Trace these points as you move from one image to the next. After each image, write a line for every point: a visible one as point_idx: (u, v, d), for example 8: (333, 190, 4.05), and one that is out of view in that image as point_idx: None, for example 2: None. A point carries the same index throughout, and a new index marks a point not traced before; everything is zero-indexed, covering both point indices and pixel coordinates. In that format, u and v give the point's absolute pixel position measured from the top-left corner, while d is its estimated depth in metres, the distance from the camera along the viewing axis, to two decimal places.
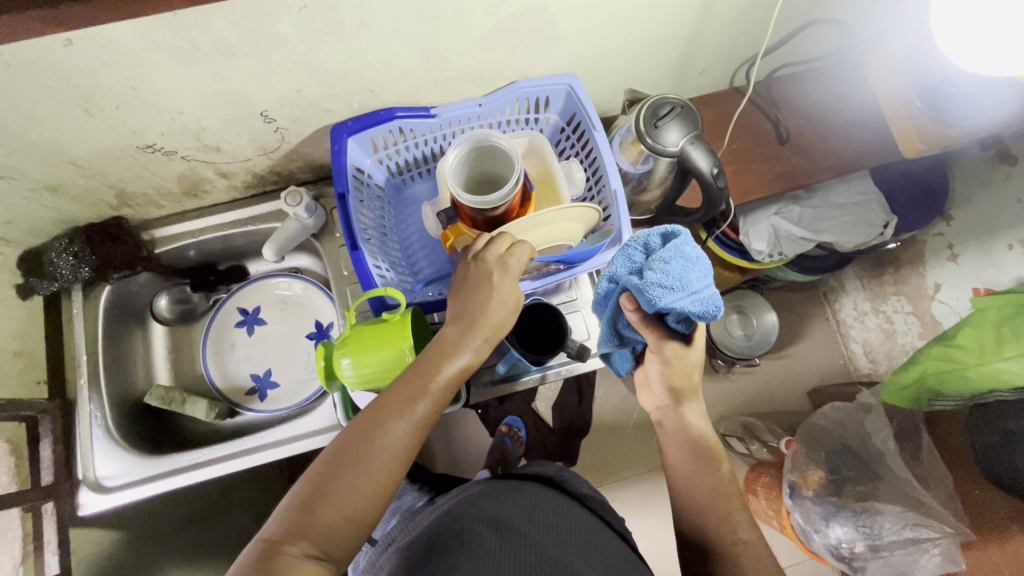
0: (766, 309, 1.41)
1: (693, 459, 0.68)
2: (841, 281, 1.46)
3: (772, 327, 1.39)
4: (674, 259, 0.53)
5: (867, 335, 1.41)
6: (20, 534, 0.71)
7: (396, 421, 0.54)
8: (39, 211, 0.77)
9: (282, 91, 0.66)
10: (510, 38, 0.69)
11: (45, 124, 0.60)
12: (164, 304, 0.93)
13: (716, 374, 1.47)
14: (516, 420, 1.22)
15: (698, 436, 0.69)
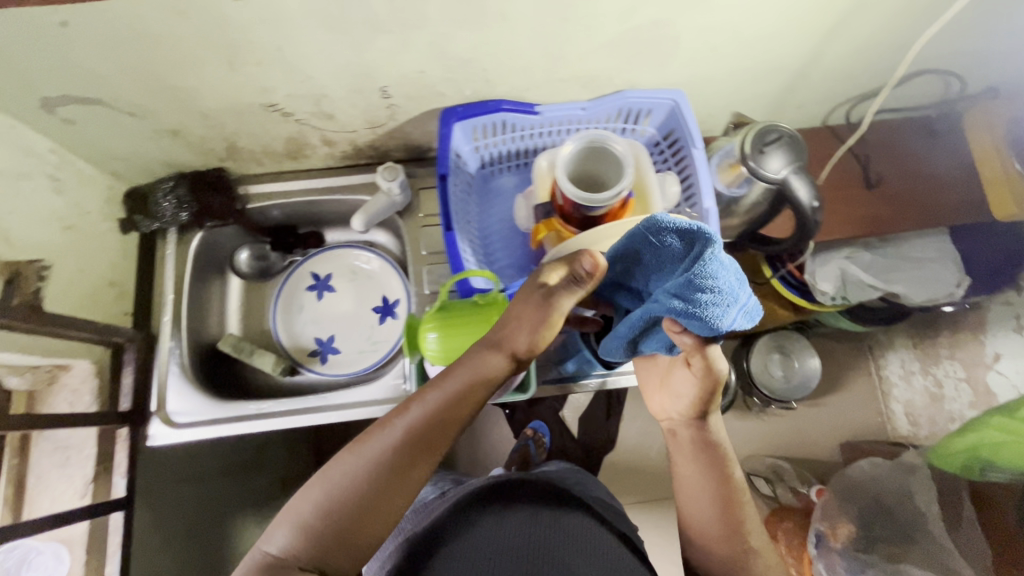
0: (809, 353, 1.39)
1: (708, 482, 0.62)
2: (890, 337, 1.43)
3: (814, 372, 1.37)
4: (720, 274, 0.47)
5: (912, 396, 1.38)
6: (94, 452, 0.75)
7: (398, 435, 0.52)
8: (154, 153, 0.81)
9: (407, 70, 0.69)
10: (630, 48, 0.70)
11: (188, 71, 0.64)
12: (244, 258, 0.98)
13: (748, 412, 1.44)
14: (541, 426, 1.26)
15: (716, 455, 0.63)
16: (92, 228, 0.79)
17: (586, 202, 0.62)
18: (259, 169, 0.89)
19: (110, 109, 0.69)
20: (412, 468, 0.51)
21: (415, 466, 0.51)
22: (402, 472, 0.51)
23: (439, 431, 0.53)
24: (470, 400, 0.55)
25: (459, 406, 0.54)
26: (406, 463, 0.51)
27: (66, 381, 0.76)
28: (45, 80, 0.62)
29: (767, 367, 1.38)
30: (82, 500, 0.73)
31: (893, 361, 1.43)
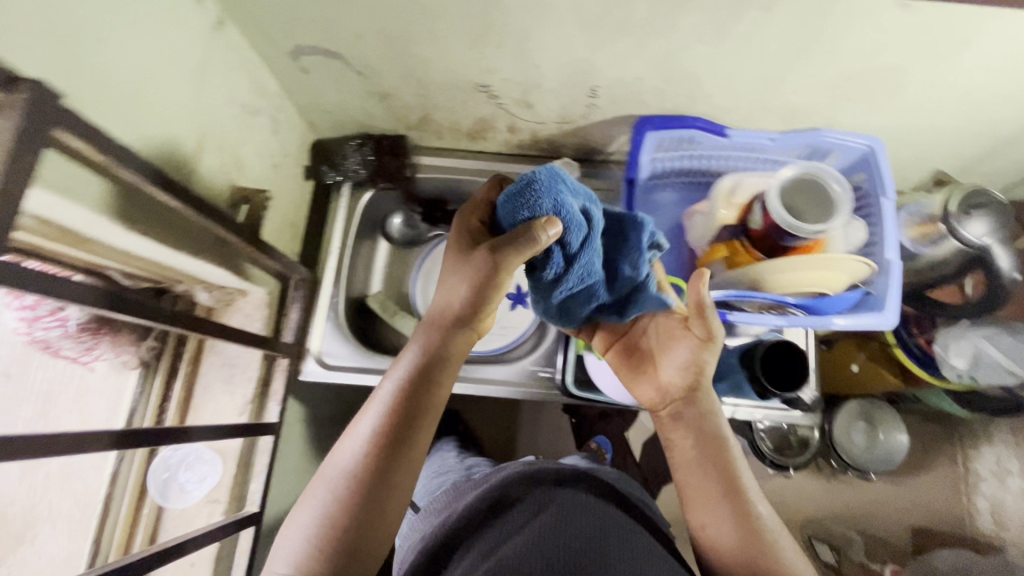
0: (900, 428, 1.33)
1: (709, 468, 0.61)
2: (988, 431, 1.36)
3: (900, 447, 1.30)
4: (597, 213, 0.55)
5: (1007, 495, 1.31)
6: (257, 376, 0.80)
7: (382, 415, 0.53)
8: (354, 112, 0.86)
9: (628, 74, 0.71)
10: (848, 89, 0.71)
11: (432, 43, 0.68)
12: (396, 224, 1.01)
13: (818, 474, 1.40)
14: (604, 442, 1.21)
15: (716, 437, 0.63)
16: (289, 170, 0.85)
17: (793, 227, 0.63)
18: (436, 142, 0.94)
19: (344, 65, 0.74)
20: (404, 444, 0.52)
21: (405, 441, 0.53)
22: (393, 452, 0.52)
23: (424, 399, 0.55)
24: (433, 361, 0.57)
25: (437, 370, 0.56)
26: (397, 442, 0.52)
27: (241, 305, 0.81)
28: (309, 30, 0.67)
29: (849, 431, 1.31)
30: (240, 417, 0.78)
31: (987, 455, 1.37)
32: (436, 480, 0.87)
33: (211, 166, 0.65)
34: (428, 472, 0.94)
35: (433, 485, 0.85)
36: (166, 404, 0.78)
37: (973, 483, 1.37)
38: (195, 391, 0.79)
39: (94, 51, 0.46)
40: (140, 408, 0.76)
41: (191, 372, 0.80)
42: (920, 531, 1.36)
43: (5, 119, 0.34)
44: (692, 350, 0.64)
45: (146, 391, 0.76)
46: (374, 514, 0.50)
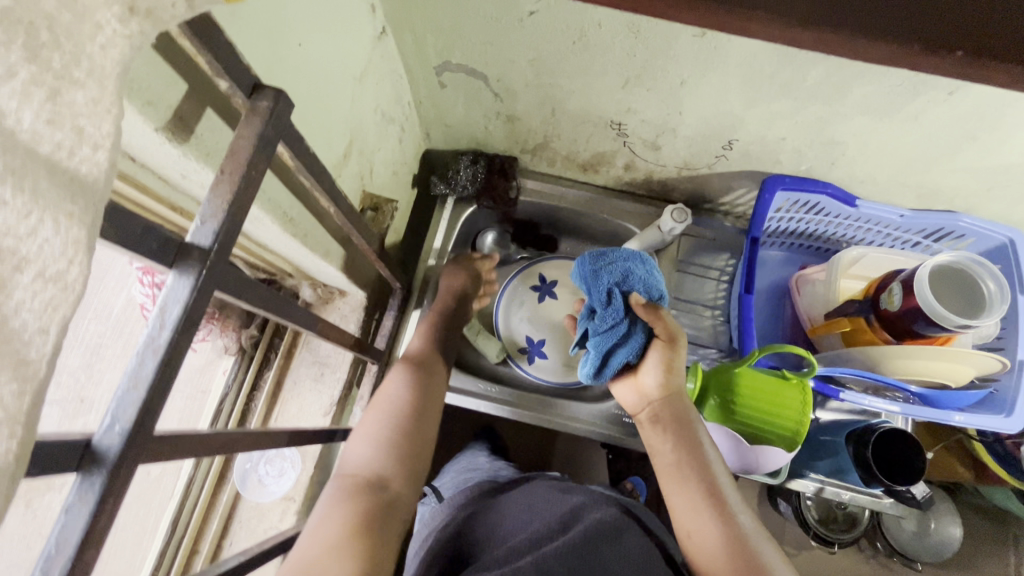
0: (955, 520, 1.27)
1: (678, 464, 0.58)
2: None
3: (953, 539, 1.25)
4: (634, 271, 0.63)
5: None
6: (345, 378, 0.80)
7: (364, 450, 0.59)
8: (474, 130, 0.86)
9: (773, 134, 0.69)
10: (1002, 178, 0.68)
11: (582, 77, 0.68)
12: (489, 241, 0.99)
13: (860, 553, 1.34)
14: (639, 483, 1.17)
15: (694, 438, 0.59)
16: (403, 178, 0.86)
17: (938, 315, 0.61)
18: (544, 168, 0.94)
19: (483, 86, 0.74)
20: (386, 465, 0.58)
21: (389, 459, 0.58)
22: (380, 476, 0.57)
23: (406, 424, 0.62)
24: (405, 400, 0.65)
25: (417, 402, 0.65)
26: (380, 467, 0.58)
27: (339, 305, 0.82)
28: (464, 50, 0.67)
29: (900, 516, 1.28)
30: (325, 418, 0.78)
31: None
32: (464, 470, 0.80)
33: (352, 172, 0.65)
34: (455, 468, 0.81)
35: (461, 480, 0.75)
36: (256, 393, 0.78)
37: None
38: (284, 385, 0.79)
39: (296, 56, 0.47)
40: (232, 394, 0.76)
41: (283, 365, 0.80)
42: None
43: (249, 127, 0.34)
44: (662, 355, 0.62)
45: (239, 378, 0.76)
46: (399, 475, 0.58)
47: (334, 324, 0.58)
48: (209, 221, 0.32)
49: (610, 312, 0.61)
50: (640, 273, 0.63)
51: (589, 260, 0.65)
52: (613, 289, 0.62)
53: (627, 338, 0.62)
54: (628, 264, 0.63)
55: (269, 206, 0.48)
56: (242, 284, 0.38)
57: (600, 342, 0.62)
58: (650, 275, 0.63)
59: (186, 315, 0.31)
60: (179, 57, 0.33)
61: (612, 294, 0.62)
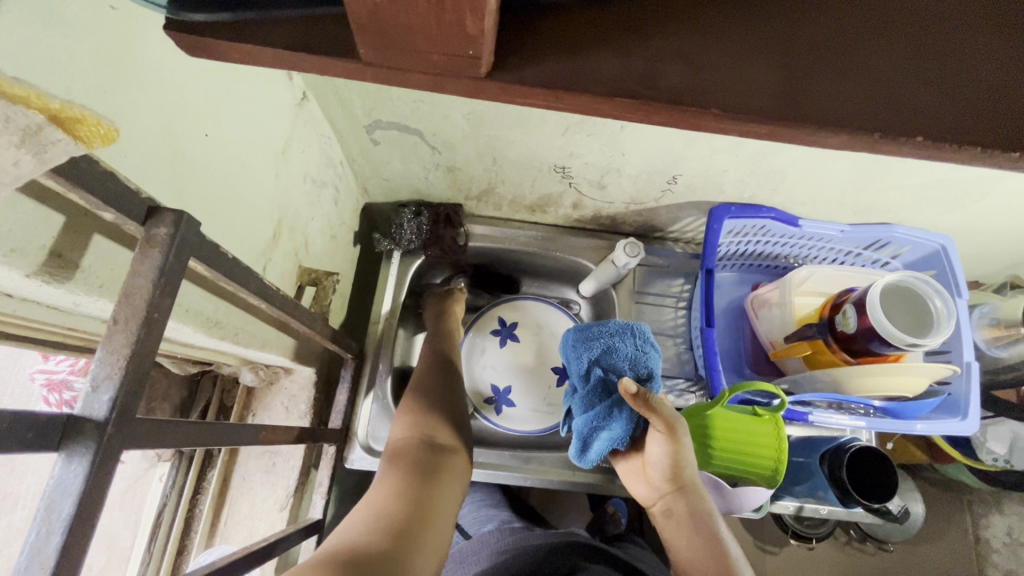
0: (916, 498, 1.31)
1: (694, 552, 0.55)
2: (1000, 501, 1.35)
3: (918, 519, 1.29)
4: (615, 346, 0.65)
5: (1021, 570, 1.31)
6: (301, 465, 0.73)
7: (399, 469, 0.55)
8: (414, 182, 0.82)
9: (716, 168, 0.69)
10: (928, 192, 0.71)
11: (521, 128, 0.66)
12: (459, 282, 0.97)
13: (837, 544, 1.38)
14: (622, 504, 1.17)
15: (709, 522, 0.57)
16: (343, 239, 0.81)
17: (892, 335, 0.62)
18: (491, 212, 0.91)
19: (420, 141, 0.71)
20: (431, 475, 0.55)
21: (432, 473, 0.56)
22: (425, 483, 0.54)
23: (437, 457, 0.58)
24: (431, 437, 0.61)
25: (438, 430, 0.62)
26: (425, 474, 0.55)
27: (285, 385, 0.75)
28: (394, 109, 0.64)
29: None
30: (282, 513, 0.70)
31: (998, 525, 1.36)
32: (491, 523, 0.81)
33: (285, 250, 0.60)
34: (473, 501, 0.94)
35: (483, 516, 0.86)
36: (199, 498, 0.70)
37: (987, 556, 1.36)
38: (232, 483, 0.72)
39: (203, 148, 0.42)
40: (171, 503, 0.68)
41: (228, 460, 0.72)
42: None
43: (145, 261, 0.29)
44: (665, 446, 0.58)
45: (178, 484, 0.68)
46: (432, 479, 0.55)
47: (279, 426, 0.52)
48: (103, 385, 0.27)
49: (590, 390, 0.65)
50: (623, 351, 0.64)
51: (575, 334, 0.69)
52: (592, 366, 0.66)
53: (611, 419, 0.63)
54: (612, 340, 0.65)
55: (188, 317, 0.42)
56: (158, 433, 0.32)
57: (581, 419, 0.65)
58: (635, 353, 0.64)
59: (81, 510, 0.25)
60: (48, 190, 0.27)
61: (592, 372, 0.65)
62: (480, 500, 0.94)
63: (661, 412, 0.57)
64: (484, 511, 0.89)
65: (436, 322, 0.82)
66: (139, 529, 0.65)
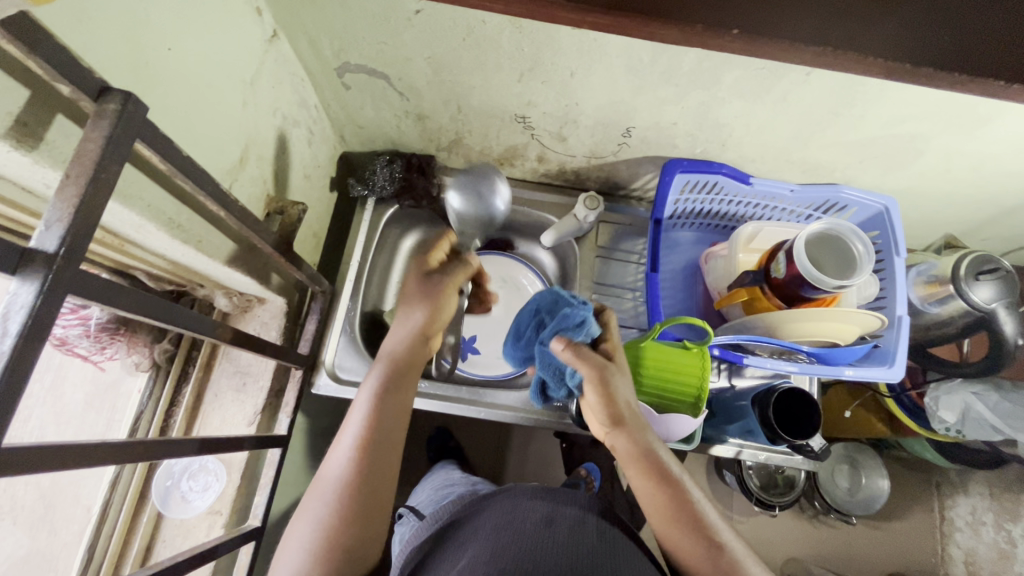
0: (880, 473, 1.35)
1: (654, 497, 0.58)
2: (964, 480, 1.39)
3: (881, 493, 1.32)
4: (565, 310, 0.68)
5: (977, 546, 1.34)
6: (270, 386, 0.79)
7: (359, 420, 0.58)
8: (387, 130, 0.87)
9: (665, 120, 0.73)
10: (868, 150, 0.74)
11: (480, 74, 0.70)
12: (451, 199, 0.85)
13: (800, 514, 1.42)
14: (597, 469, 1.22)
15: (662, 467, 0.59)
16: (316, 181, 0.86)
17: (816, 279, 0.66)
18: (462, 165, 0.96)
19: (388, 87, 0.76)
20: (388, 419, 0.59)
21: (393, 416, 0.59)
22: (383, 441, 0.57)
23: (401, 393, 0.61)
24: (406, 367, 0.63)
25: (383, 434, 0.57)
26: (382, 425, 0.58)
27: (258, 313, 0.81)
28: (361, 51, 0.68)
29: (834, 474, 1.34)
30: (249, 427, 0.77)
31: (961, 504, 1.39)
32: (441, 494, 0.91)
33: (252, 176, 0.66)
34: (431, 485, 1.01)
35: (438, 495, 0.94)
36: (174, 409, 0.76)
37: (947, 532, 1.39)
38: (205, 398, 0.78)
39: (166, 61, 0.47)
40: (147, 411, 0.74)
41: (201, 377, 0.78)
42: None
43: (95, 130, 0.34)
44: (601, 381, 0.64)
45: (155, 395, 0.75)
46: (365, 510, 0.53)
47: (234, 328, 0.59)
48: (55, 226, 0.32)
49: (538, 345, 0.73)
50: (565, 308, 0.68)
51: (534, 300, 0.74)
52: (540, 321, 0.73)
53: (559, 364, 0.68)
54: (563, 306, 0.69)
55: (150, 213, 0.48)
56: (107, 290, 0.38)
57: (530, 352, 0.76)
58: (586, 317, 0.65)
59: (32, 322, 0.31)
60: (13, 63, 0.33)
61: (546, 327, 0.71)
62: (441, 482, 1.01)
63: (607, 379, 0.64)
64: (442, 489, 0.97)
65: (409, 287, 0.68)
66: (118, 431, 0.72)
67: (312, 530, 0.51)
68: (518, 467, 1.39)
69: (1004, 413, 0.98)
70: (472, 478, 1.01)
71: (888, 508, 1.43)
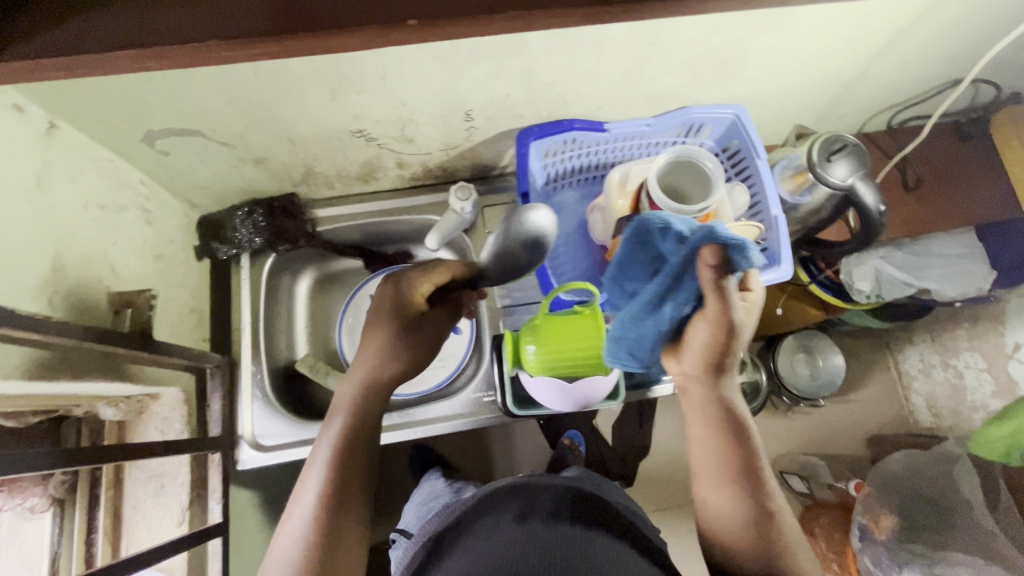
0: (833, 351, 1.41)
1: (744, 505, 0.57)
2: (908, 333, 1.47)
3: (839, 370, 1.39)
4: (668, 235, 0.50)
5: (933, 389, 1.42)
6: (189, 479, 0.75)
7: (324, 475, 0.56)
8: (232, 182, 0.83)
9: (496, 94, 0.71)
10: (698, 68, 0.75)
11: (291, 103, 0.67)
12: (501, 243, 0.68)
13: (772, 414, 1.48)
14: (577, 436, 1.32)
15: (754, 466, 0.58)
16: (175, 257, 0.81)
17: (676, 211, 0.67)
18: (327, 193, 0.92)
19: (207, 140, 0.71)
20: (354, 467, 0.57)
21: (360, 457, 0.58)
22: (345, 485, 0.56)
23: (366, 429, 0.59)
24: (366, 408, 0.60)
25: (342, 484, 0.56)
26: (349, 473, 0.56)
27: (155, 410, 0.76)
28: (157, 115, 0.64)
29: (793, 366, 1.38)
30: (180, 527, 0.73)
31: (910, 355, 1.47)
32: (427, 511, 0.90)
33: (78, 280, 0.62)
34: (417, 503, 1.00)
35: (425, 510, 0.93)
36: (94, 536, 0.71)
37: (907, 384, 1.48)
38: (124, 513, 0.74)
39: None
40: (63, 551, 0.68)
41: (113, 494, 0.73)
42: (874, 439, 1.45)
43: None
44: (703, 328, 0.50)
45: (67, 530, 0.69)
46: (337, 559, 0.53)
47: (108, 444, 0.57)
48: None
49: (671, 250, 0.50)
50: (657, 227, 0.51)
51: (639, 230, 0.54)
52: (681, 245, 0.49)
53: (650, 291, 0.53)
54: (666, 231, 0.50)
55: None
56: None
57: (623, 313, 0.57)
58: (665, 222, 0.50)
59: None
60: None
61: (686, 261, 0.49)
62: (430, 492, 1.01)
63: (733, 289, 0.47)
64: (428, 502, 0.96)
65: (402, 282, 0.62)
66: None
67: None
68: (500, 460, 1.40)
69: (909, 267, 1.03)
70: (455, 483, 1.01)
71: (847, 383, 1.50)
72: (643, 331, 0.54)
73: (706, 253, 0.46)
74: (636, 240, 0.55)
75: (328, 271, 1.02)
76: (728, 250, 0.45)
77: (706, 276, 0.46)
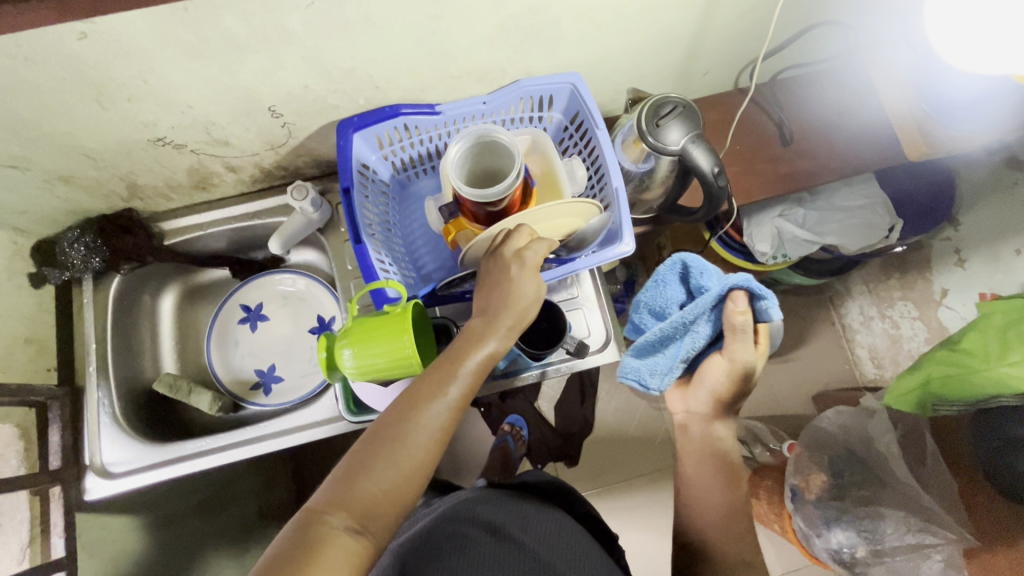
0: None
1: (719, 499, 0.68)
2: (847, 285, 1.41)
3: None
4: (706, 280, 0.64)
5: (873, 340, 1.34)
6: (28, 516, 0.72)
7: (414, 420, 0.52)
8: (52, 204, 0.79)
9: (290, 87, 0.67)
10: (511, 39, 0.70)
11: (60, 117, 0.63)
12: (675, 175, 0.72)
13: None
14: (518, 420, 1.25)
15: (731, 479, 0.70)
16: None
17: (478, 197, 0.63)
18: (168, 204, 0.88)
19: None
20: (439, 421, 0.53)
21: (447, 412, 0.54)
22: (421, 431, 0.51)
23: (461, 389, 0.55)
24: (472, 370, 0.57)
25: (406, 433, 0.51)
26: (421, 421, 0.52)
27: None
28: None
29: None
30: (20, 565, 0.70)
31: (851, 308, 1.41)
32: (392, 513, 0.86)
33: None
34: None
35: None
36: None
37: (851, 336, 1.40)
38: None
39: None
40: None
41: None
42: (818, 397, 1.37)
43: None
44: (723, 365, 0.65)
45: None
46: (382, 512, 0.48)
47: None
48: None
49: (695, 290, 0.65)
50: (695, 272, 0.65)
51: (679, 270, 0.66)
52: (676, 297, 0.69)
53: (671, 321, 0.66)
54: (701, 279, 0.64)
55: None
56: None
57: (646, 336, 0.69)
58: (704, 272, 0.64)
59: None
60: None
61: (720, 300, 0.62)
62: None
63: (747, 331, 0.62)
64: None
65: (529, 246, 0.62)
66: None
67: (290, 536, 0.45)
68: None
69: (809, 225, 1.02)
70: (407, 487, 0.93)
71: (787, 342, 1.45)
72: (674, 355, 0.67)
73: (740, 295, 0.59)
74: (671, 282, 0.67)
75: (195, 283, 0.99)
76: (753, 297, 0.60)
77: (735, 313, 0.60)
